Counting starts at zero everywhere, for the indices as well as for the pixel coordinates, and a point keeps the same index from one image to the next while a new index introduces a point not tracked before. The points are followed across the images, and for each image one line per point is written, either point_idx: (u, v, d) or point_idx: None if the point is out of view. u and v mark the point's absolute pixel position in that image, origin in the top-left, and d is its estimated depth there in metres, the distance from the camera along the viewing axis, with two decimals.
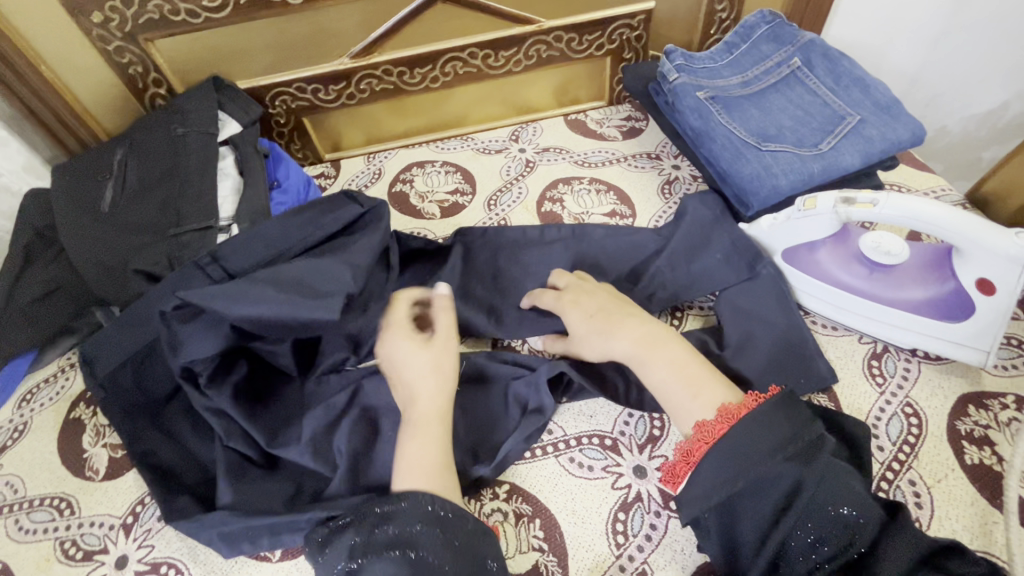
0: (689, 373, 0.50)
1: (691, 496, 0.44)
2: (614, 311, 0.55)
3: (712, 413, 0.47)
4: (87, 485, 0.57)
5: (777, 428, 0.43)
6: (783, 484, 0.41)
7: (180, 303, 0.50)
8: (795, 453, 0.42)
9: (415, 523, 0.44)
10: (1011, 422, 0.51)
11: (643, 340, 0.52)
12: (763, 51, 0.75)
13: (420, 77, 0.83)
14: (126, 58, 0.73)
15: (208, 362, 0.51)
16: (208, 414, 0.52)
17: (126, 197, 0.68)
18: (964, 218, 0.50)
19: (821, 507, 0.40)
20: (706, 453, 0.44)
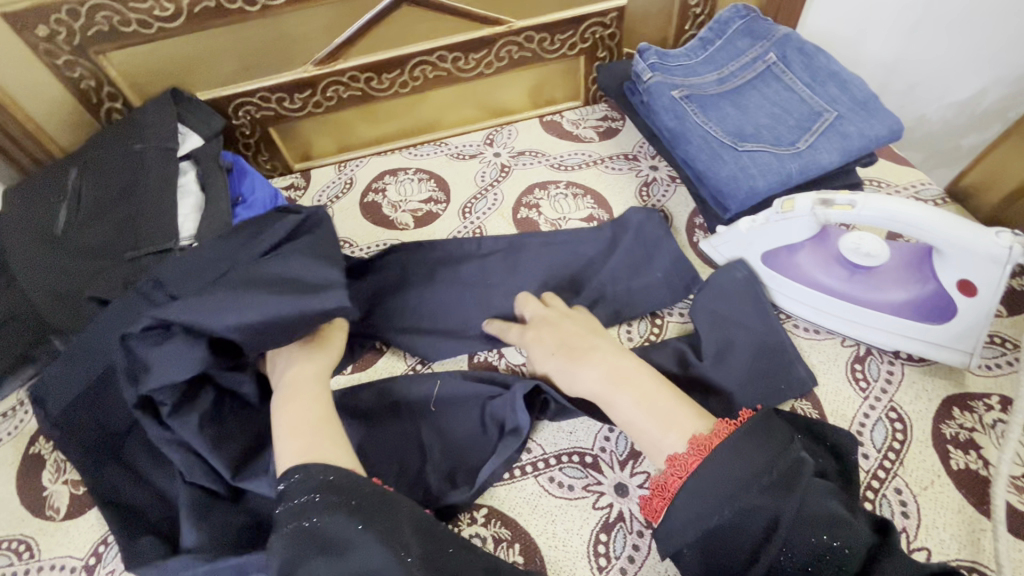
0: (659, 407, 0.48)
1: (671, 527, 0.43)
2: (581, 344, 0.54)
3: (683, 446, 0.46)
4: (46, 525, 0.54)
5: (750, 456, 0.42)
6: (761, 515, 0.40)
7: (151, 322, 0.47)
8: (770, 483, 0.40)
9: (311, 493, 0.42)
10: (996, 424, 0.50)
11: (612, 374, 0.51)
12: (738, 46, 0.74)
13: (389, 82, 0.80)
14: (76, 72, 0.70)
15: (172, 390, 0.48)
16: (169, 445, 0.49)
17: (80, 220, 0.64)
18: (944, 219, 0.48)
19: (803, 539, 0.38)
20: (679, 487, 0.43)
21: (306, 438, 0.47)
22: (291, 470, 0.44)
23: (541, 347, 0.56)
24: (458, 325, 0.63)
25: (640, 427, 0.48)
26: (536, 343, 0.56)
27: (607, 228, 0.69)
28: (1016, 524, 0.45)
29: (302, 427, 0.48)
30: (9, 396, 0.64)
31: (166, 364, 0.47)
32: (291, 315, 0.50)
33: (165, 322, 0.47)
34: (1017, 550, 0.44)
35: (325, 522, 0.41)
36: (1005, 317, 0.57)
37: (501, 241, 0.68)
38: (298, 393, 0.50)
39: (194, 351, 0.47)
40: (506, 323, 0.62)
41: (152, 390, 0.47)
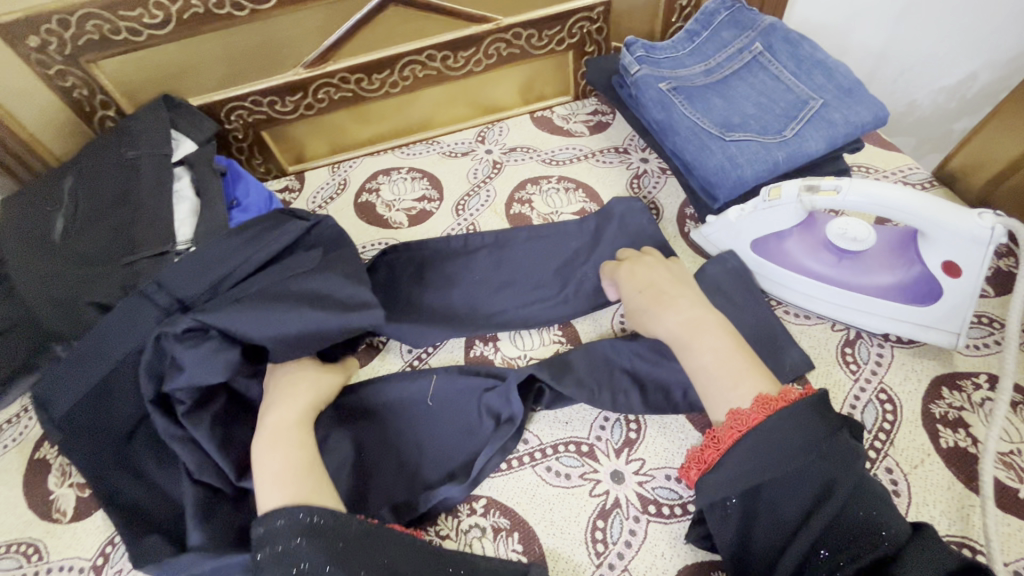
0: (732, 363, 0.49)
1: (717, 479, 0.45)
2: (667, 290, 0.56)
3: (748, 403, 0.47)
4: (54, 528, 0.55)
5: (815, 427, 0.43)
6: (815, 480, 0.42)
7: (193, 324, 0.49)
8: (834, 450, 0.42)
9: (294, 539, 0.42)
10: (984, 402, 0.51)
11: (689, 323, 0.52)
12: (724, 37, 0.74)
13: (379, 83, 0.81)
14: (69, 82, 0.70)
15: (191, 390, 0.50)
16: (179, 442, 0.50)
17: (78, 227, 0.65)
18: (927, 202, 0.49)
19: (848, 510, 0.41)
20: (737, 441, 0.45)
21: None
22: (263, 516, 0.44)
23: (630, 288, 0.58)
24: (454, 322, 0.63)
25: (704, 381, 0.49)
26: (630, 280, 0.59)
27: (597, 222, 0.70)
28: (1005, 499, 0.46)
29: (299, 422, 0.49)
30: (12, 404, 0.65)
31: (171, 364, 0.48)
32: (288, 321, 0.51)
33: (205, 325, 0.49)
34: (1006, 524, 0.45)
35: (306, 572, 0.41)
36: (991, 296, 0.58)
37: (495, 237, 0.69)
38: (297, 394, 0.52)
39: (194, 353, 0.48)
40: (498, 318, 0.64)
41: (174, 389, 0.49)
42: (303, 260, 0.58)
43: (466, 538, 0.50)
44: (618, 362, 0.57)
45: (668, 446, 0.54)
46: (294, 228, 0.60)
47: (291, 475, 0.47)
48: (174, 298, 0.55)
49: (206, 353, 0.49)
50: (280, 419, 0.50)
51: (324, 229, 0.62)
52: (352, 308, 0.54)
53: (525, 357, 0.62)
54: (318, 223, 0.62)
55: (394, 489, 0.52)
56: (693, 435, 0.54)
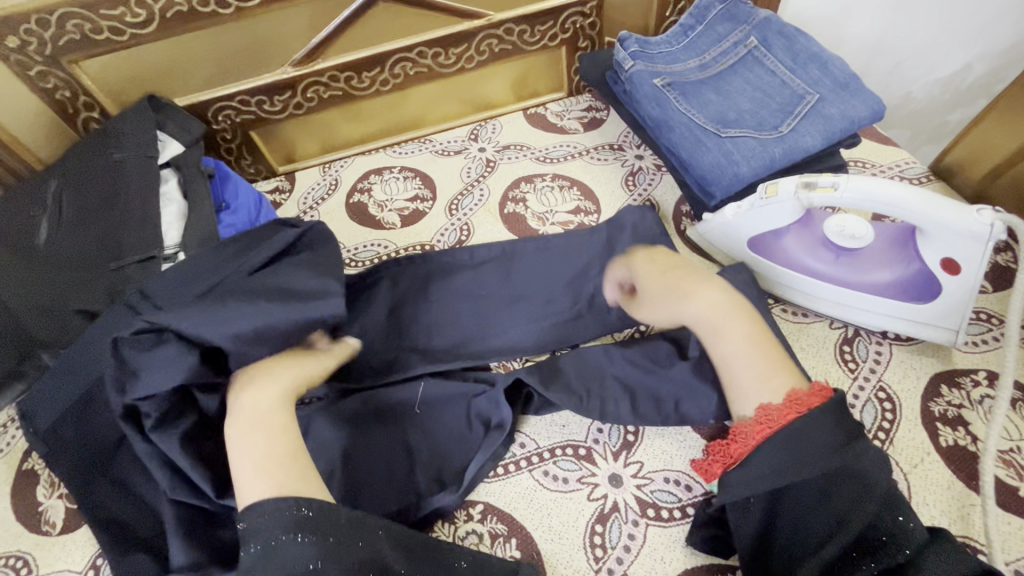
0: (764, 353, 0.48)
1: (743, 476, 0.44)
2: (696, 275, 0.54)
3: (779, 399, 0.46)
4: (43, 541, 0.54)
5: (847, 429, 0.43)
6: (844, 480, 0.42)
7: (144, 326, 0.48)
8: (864, 451, 0.42)
9: (283, 535, 0.41)
10: (983, 400, 0.51)
11: (721, 307, 0.50)
12: (719, 31, 0.73)
13: (369, 81, 0.79)
14: (50, 83, 0.69)
15: (159, 402, 0.48)
16: (153, 460, 0.49)
17: (63, 232, 0.64)
18: (927, 199, 0.48)
19: (875, 511, 0.41)
20: (766, 438, 0.44)
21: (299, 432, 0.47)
22: (246, 511, 0.42)
23: (651, 270, 0.57)
24: (455, 336, 0.63)
25: (733, 368, 0.48)
26: (648, 263, 0.58)
27: (607, 229, 0.69)
28: (1005, 497, 0.46)
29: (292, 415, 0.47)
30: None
31: (160, 372, 0.47)
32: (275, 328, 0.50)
33: (158, 327, 0.48)
34: (1007, 523, 0.45)
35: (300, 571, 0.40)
36: (990, 293, 0.57)
37: (502, 249, 0.68)
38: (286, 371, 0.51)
39: (174, 359, 0.47)
40: (498, 328, 0.63)
41: (138, 399, 0.47)
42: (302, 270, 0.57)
43: (463, 544, 0.50)
44: (609, 369, 0.56)
45: (666, 448, 0.53)
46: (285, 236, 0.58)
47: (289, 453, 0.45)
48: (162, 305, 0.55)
49: (193, 364, 0.48)
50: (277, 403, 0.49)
51: (314, 235, 0.59)
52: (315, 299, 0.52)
53: (521, 359, 0.62)
54: (309, 230, 0.60)
55: (385, 499, 0.51)
56: (691, 437, 0.54)
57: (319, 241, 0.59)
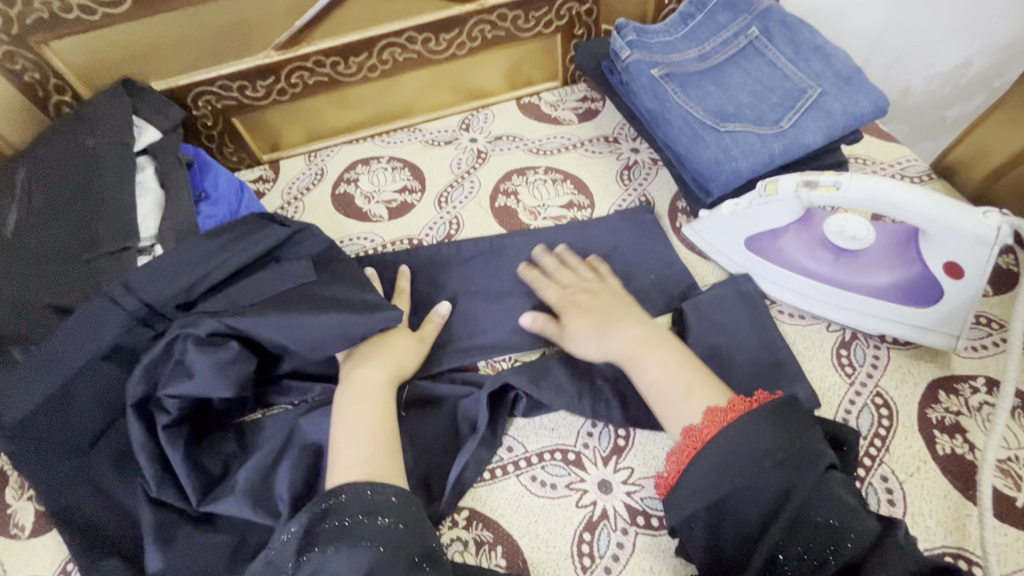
0: (680, 375, 0.49)
1: (679, 497, 0.43)
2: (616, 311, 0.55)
3: (700, 417, 0.46)
4: (12, 545, 0.52)
5: (768, 435, 0.42)
6: (770, 489, 0.40)
7: (218, 328, 0.49)
8: (783, 458, 0.41)
9: (359, 513, 0.42)
10: (982, 407, 0.50)
11: (641, 340, 0.52)
12: (719, 20, 0.70)
13: (356, 67, 0.76)
14: (19, 64, 0.65)
15: (181, 401, 0.49)
16: (143, 453, 0.48)
17: (31, 222, 0.61)
18: (931, 200, 0.47)
19: (811, 519, 0.39)
20: (693, 457, 0.43)
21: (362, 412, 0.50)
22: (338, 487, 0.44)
23: (592, 299, 0.58)
24: (443, 336, 0.60)
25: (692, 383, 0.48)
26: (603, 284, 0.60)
27: (600, 224, 0.67)
28: (1002, 508, 0.45)
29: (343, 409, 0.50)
30: None
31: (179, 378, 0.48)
32: (258, 325, 0.50)
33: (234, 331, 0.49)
34: (1003, 534, 0.44)
35: (376, 565, 0.39)
36: (991, 296, 0.56)
37: (490, 244, 0.66)
38: (373, 358, 0.54)
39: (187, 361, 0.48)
40: (488, 327, 0.61)
41: (167, 395, 0.48)
42: (296, 269, 0.57)
43: (448, 552, 0.48)
44: (601, 370, 0.55)
45: (657, 453, 0.52)
46: (273, 234, 0.58)
47: (363, 429, 0.49)
48: (142, 300, 0.53)
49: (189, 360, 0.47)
50: (361, 382, 0.52)
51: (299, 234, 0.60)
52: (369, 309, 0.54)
53: (510, 358, 0.59)
54: (297, 231, 0.60)
55: None
56: None
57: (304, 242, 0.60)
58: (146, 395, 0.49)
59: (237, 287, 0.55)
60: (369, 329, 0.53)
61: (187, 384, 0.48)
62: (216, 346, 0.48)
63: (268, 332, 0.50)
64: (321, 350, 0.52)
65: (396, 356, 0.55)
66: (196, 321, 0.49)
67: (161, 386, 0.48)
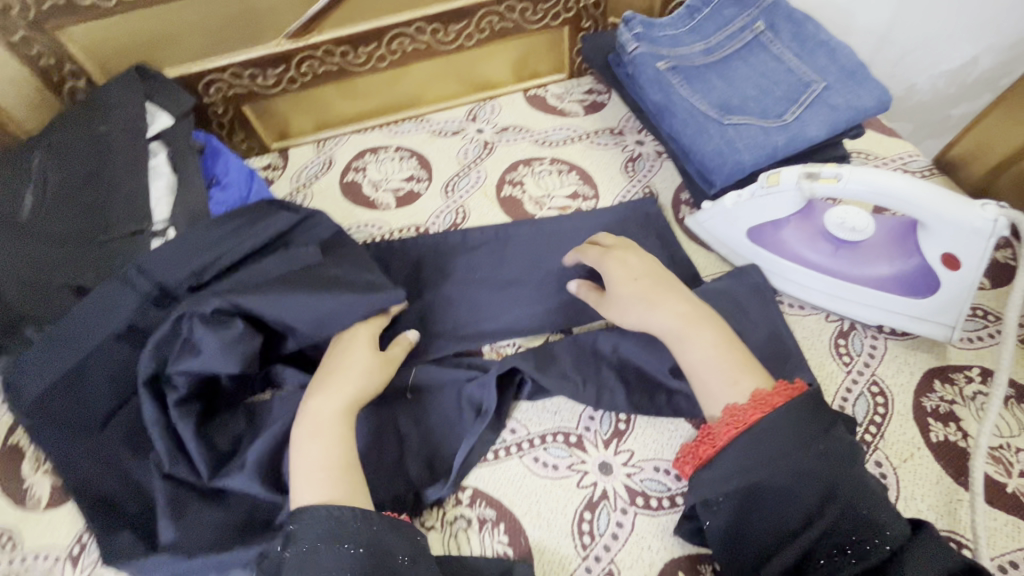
0: (730, 360, 0.49)
1: (714, 473, 0.44)
2: (663, 284, 0.54)
3: (744, 399, 0.46)
4: (28, 516, 0.54)
5: (811, 424, 0.43)
6: (808, 475, 0.41)
7: (222, 306, 0.50)
8: (826, 449, 0.42)
9: (318, 542, 0.42)
10: (975, 396, 0.51)
11: (688, 316, 0.51)
12: (726, 14, 0.71)
13: (366, 56, 0.77)
14: (35, 49, 0.66)
15: (191, 378, 0.50)
16: (156, 429, 0.49)
17: (47, 205, 0.62)
18: (929, 191, 0.48)
19: (849, 512, 0.40)
20: (734, 437, 0.44)
21: (317, 444, 0.47)
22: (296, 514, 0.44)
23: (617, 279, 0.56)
24: (449, 322, 0.61)
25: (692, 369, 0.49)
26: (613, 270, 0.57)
27: (603, 215, 0.68)
28: (993, 494, 0.46)
29: (297, 441, 0.48)
30: None
31: (190, 356, 0.49)
32: (267, 307, 0.51)
33: (238, 309, 0.50)
34: (993, 518, 0.45)
35: None
36: (988, 289, 0.57)
37: (496, 233, 0.67)
38: (328, 382, 0.51)
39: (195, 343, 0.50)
40: (493, 314, 0.62)
41: (178, 371, 0.49)
42: (300, 254, 0.57)
43: (451, 529, 0.50)
44: (603, 356, 0.56)
45: (656, 438, 0.53)
46: (283, 220, 0.60)
47: (315, 467, 0.46)
48: (157, 281, 0.55)
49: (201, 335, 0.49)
50: (316, 416, 0.49)
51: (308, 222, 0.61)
52: (374, 290, 0.56)
53: (514, 343, 0.61)
54: (307, 217, 0.62)
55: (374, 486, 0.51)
56: (685, 430, 0.53)
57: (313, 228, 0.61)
58: (157, 373, 0.50)
59: (244, 271, 0.55)
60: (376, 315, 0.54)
61: (195, 361, 0.49)
62: (219, 324, 0.49)
63: (278, 313, 0.51)
64: (329, 331, 0.53)
65: (348, 384, 0.51)
66: (201, 300, 0.50)
67: (172, 362, 0.50)
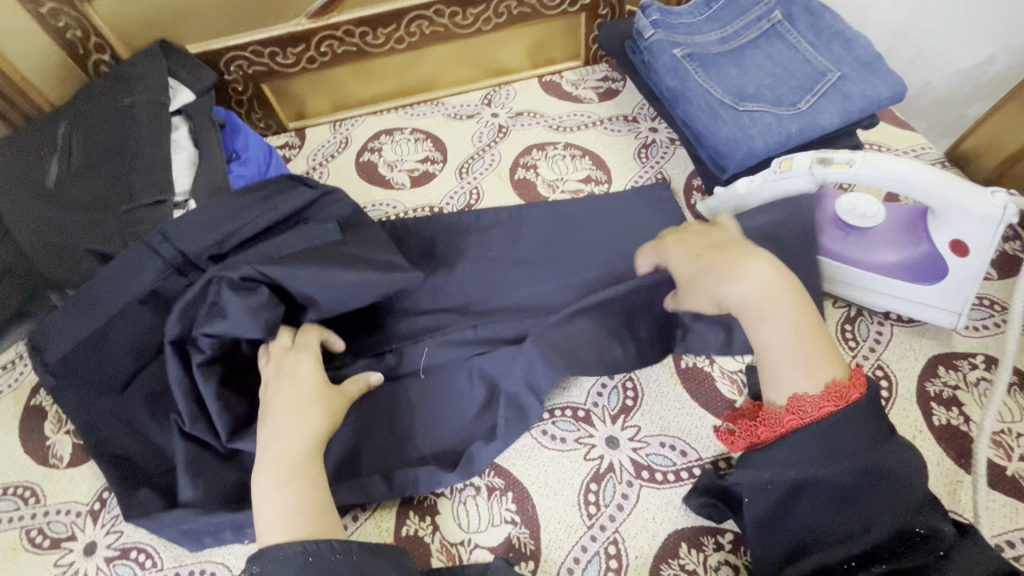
0: (809, 346, 0.44)
1: (768, 459, 0.44)
2: (738, 251, 0.48)
3: (815, 390, 0.43)
4: (51, 473, 0.56)
5: (870, 424, 0.42)
6: (861, 472, 0.41)
7: (251, 274, 0.51)
8: (892, 453, 0.41)
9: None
10: (979, 383, 0.52)
11: (767, 288, 0.45)
12: (743, 4, 0.71)
13: (384, 38, 0.78)
14: (62, 22, 0.68)
15: (215, 341, 0.51)
16: (179, 389, 0.51)
17: (73, 174, 0.64)
18: (939, 177, 0.49)
19: (905, 516, 0.40)
20: (797, 426, 0.43)
21: (286, 490, 0.44)
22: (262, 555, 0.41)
23: (684, 257, 0.51)
24: (462, 299, 0.62)
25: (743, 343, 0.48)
26: (681, 247, 0.52)
27: (616, 199, 0.69)
28: (993, 477, 0.47)
29: (259, 493, 0.44)
30: (7, 350, 0.64)
31: (212, 321, 0.51)
32: (284, 276, 0.52)
33: (265, 277, 0.52)
34: (992, 499, 0.46)
35: None
36: (995, 279, 0.58)
37: (508, 214, 0.68)
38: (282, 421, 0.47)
39: (214, 308, 0.51)
40: (505, 293, 0.63)
41: (202, 333, 0.50)
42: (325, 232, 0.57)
43: (460, 496, 0.51)
44: None
45: (662, 414, 0.54)
46: (301, 194, 0.61)
47: (288, 515, 0.43)
48: (179, 250, 0.56)
49: (228, 299, 0.51)
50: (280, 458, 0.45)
51: (326, 199, 0.62)
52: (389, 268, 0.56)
53: None
54: (325, 194, 0.62)
55: (385, 453, 0.52)
56: (690, 407, 0.55)
57: (331, 204, 0.62)
58: (183, 335, 0.52)
59: (266, 242, 0.56)
60: (391, 287, 0.56)
61: (220, 324, 0.50)
62: (247, 290, 0.51)
63: (296, 283, 0.52)
64: (347, 302, 0.55)
65: (310, 422, 0.47)
66: (231, 267, 0.52)
67: (197, 325, 0.51)
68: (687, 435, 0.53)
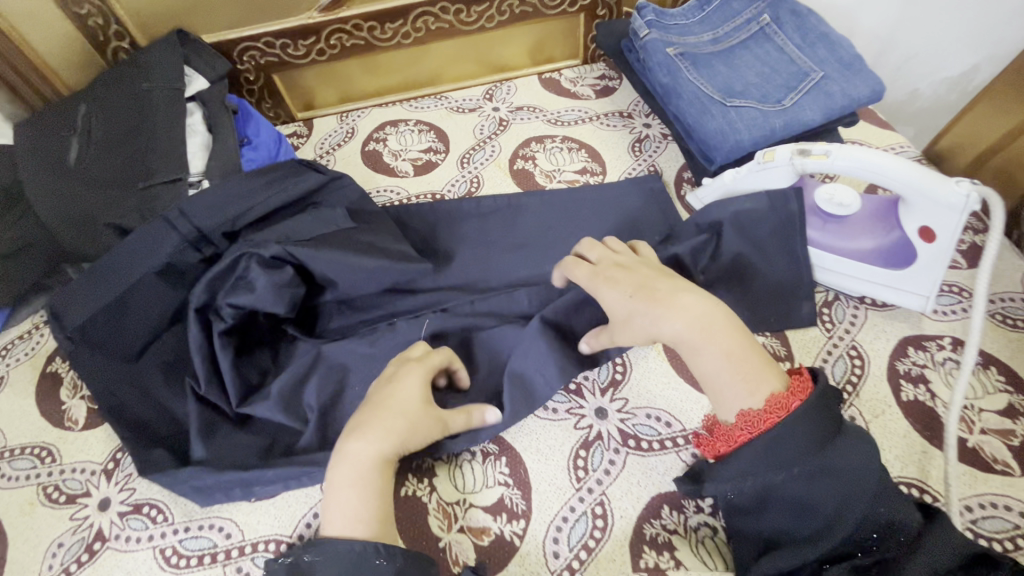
0: (746, 363, 0.46)
1: (727, 472, 0.45)
2: (662, 288, 0.49)
3: (758, 403, 0.45)
4: (66, 434, 0.59)
5: (819, 425, 0.43)
6: (817, 474, 0.42)
7: (281, 253, 0.55)
8: (846, 446, 0.43)
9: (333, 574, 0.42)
10: (945, 362, 0.55)
11: (698, 321, 0.46)
12: (734, 7, 0.75)
13: (391, 33, 0.81)
14: (84, 9, 0.71)
15: (237, 311, 0.55)
16: (198, 352, 0.54)
17: (92, 153, 0.67)
18: (909, 168, 0.52)
19: (868, 509, 0.42)
20: (745, 442, 0.44)
21: (354, 492, 0.45)
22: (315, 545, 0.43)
23: (616, 294, 0.51)
24: (462, 279, 0.66)
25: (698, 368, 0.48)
26: (610, 285, 0.52)
27: (611, 189, 0.72)
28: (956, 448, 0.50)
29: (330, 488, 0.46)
30: (25, 319, 0.67)
31: (238, 292, 0.54)
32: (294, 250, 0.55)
33: (293, 258, 0.56)
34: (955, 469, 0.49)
35: None
36: (963, 268, 0.61)
37: (507, 201, 0.71)
38: (369, 421, 0.48)
39: (242, 281, 0.55)
40: (503, 275, 0.66)
41: (227, 303, 0.54)
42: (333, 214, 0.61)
43: (457, 460, 0.54)
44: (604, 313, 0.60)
45: (650, 388, 0.58)
46: (311, 177, 0.64)
47: (352, 516, 0.45)
48: (195, 226, 0.59)
49: (256, 273, 0.54)
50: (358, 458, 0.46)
51: (334, 183, 0.66)
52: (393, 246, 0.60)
53: None
54: (333, 178, 0.66)
55: None
56: (675, 382, 0.58)
57: (339, 187, 0.65)
58: (207, 302, 0.55)
59: (283, 224, 0.59)
60: (395, 264, 0.59)
61: (245, 296, 0.54)
62: (275, 268, 0.55)
63: (305, 257, 0.56)
64: (352, 278, 0.58)
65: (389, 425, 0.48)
66: (261, 245, 0.55)
67: (222, 295, 0.55)
68: (672, 407, 0.56)
